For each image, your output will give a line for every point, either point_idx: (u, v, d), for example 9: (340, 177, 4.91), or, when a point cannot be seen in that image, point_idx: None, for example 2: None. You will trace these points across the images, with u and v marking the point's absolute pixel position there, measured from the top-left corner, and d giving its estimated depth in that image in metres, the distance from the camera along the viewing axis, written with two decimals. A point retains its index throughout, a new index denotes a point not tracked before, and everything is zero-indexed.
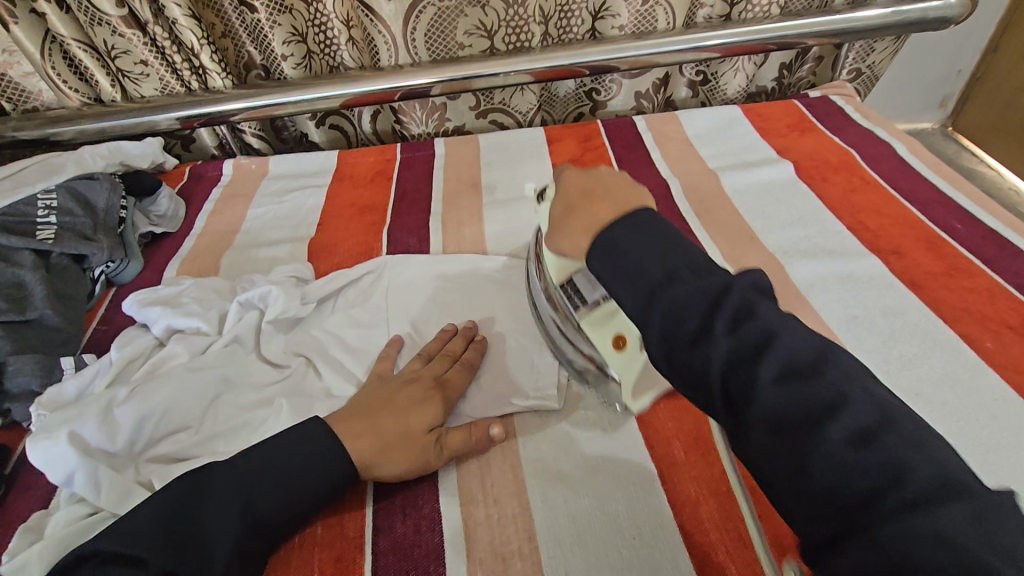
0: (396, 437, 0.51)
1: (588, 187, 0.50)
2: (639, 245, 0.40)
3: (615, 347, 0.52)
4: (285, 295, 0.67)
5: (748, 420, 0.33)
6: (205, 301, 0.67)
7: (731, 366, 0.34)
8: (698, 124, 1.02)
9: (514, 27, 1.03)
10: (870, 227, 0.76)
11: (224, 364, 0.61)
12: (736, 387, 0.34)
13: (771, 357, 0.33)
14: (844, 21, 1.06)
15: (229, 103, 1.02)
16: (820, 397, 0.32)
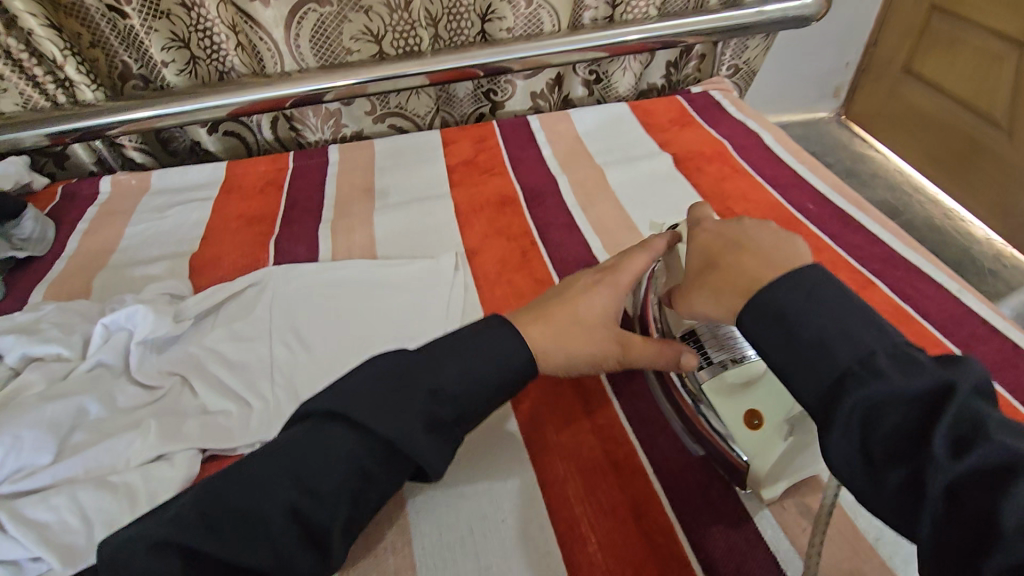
0: (570, 324, 0.54)
1: (723, 247, 0.50)
2: (834, 326, 0.40)
3: (752, 424, 0.49)
4: (155, 314, 0.64)
5: (893, 477, 0.35)
6: (67, 325, 0.64)
7: (893, 426, 0.35)
8: (587, 121, 1.07)
9: (400, 32, 1.03)
10: (736, 212, 0.82)
11: (88, 389, 0.59)
12: (889, 450, 0.35)
13: (941, 422, 0.34)
14: (718, 22, 1.14)
15: (104, 116, 0.97)
16: (973, 458, 0.32)
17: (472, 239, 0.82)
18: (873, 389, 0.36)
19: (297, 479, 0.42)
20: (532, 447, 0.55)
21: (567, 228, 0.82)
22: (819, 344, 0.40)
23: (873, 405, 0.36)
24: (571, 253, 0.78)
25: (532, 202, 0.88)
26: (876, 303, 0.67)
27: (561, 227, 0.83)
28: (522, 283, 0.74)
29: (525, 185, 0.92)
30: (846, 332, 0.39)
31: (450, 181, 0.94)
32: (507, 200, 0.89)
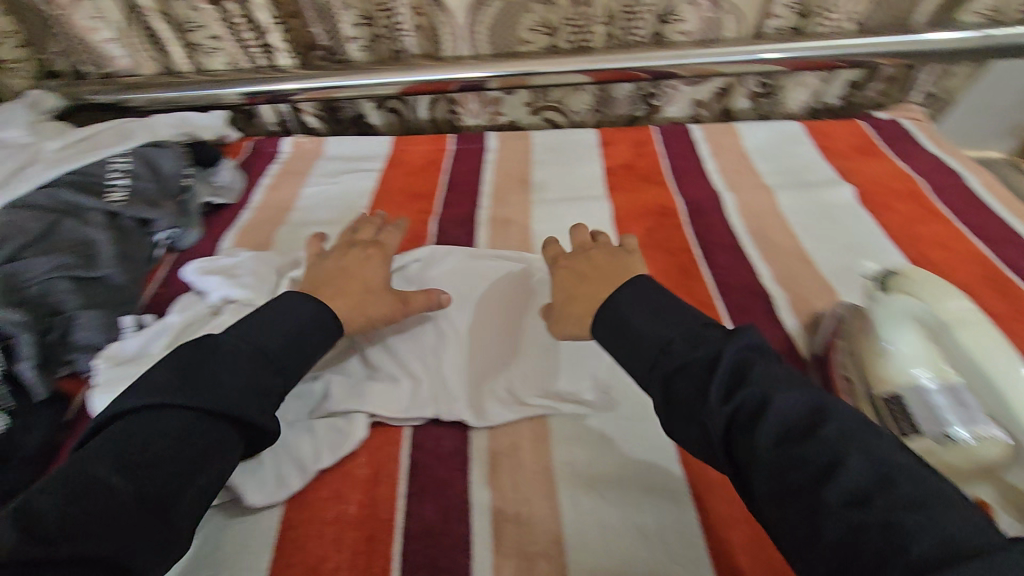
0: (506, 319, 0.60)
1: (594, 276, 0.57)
2: (645, 318, 0.49)
3: None
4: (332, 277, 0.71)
5: (692, 432, 0.42)
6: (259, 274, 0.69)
7: (687, 392, 0.42)
8: (757, 137, 1.00)
9: (577, 27, 1.03)
10: (933, 261, 0.74)
11: None
12: (690, 413, 0.41)
13: (718, 380, 0.41)
14: (925, 42, 1.01)
15: (290, 82, 1.04)
16: (755, 419, 0.38)
17: None
18: (681, 372, 0.43)
19: (123, 466, 0.42)
20: (693, 482, 0.53)
21: (732, 250, 0.77)
22: (664, 339, 0.46)
23: (688, 373, 0.43)
24: (737, 278, 0.73)
25: (694, 217, 0.84)
26: None
27: (725, 248, 0.78)
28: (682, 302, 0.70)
29: (686, 197, 0.88)
30: (684, 332, 0.46)
31: (607, 184, 0.92)
32: (666, 211, 0.85)
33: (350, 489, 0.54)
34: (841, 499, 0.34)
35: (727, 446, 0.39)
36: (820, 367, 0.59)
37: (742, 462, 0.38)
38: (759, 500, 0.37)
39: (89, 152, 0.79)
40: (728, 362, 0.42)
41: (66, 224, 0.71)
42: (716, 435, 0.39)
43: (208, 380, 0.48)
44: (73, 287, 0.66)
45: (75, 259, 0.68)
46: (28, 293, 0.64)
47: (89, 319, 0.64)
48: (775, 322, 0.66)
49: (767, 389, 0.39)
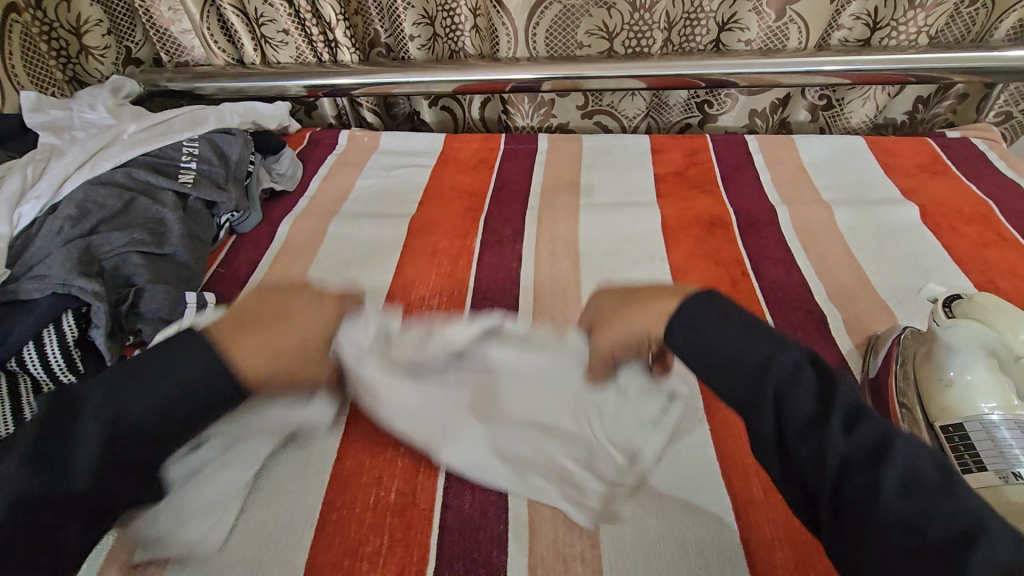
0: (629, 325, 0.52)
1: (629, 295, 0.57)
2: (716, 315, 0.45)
3: None
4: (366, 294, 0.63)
5: (799, 457, 0.38)
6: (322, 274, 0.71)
7: (798, 411, 0.39)
8: (816, 151, 0.97)
9: (636, 32, 1.02)
10: (1002, 289, 0.70)
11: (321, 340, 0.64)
12: (801, 432, 0.38)
13: (839, 408, 0.39)
14: (1005, 59, 0.96)
15: (350, 76, 1.07)
16: (874, 454, 0.36)
17: (678, 256, 0.78)
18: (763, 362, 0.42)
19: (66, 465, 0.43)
20: (736, 498, 0.52)
21: (784, 264, 0.76)
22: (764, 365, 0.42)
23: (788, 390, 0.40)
24: (790, 294, 0.71)
25: (746, 229, 0.82)
26: None
27: (777, 263, 0.76)
28: None
29: (739, 209, 0.86)
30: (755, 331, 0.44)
31: (657, 191, 0.91)
32: (717, 221, 0.84)
33: (391, 474, 0.55)
34: (899, 494, 0.35)
35: (835, 478, 0.36)
36: (874, 393, 0.56)
37: (844, 498, 0.36)
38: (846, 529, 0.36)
39: (164, 135, 0.84)
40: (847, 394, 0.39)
41: (140, 203, 0.75)
42: (830, 465, 0.37)
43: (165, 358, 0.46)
44: (143, 262, 0.70)
45: (148, 236, 0.72)
46: (104, 266, 0.68)
47: (155, 293, 0.67)
48: (828, 342, 0.65)
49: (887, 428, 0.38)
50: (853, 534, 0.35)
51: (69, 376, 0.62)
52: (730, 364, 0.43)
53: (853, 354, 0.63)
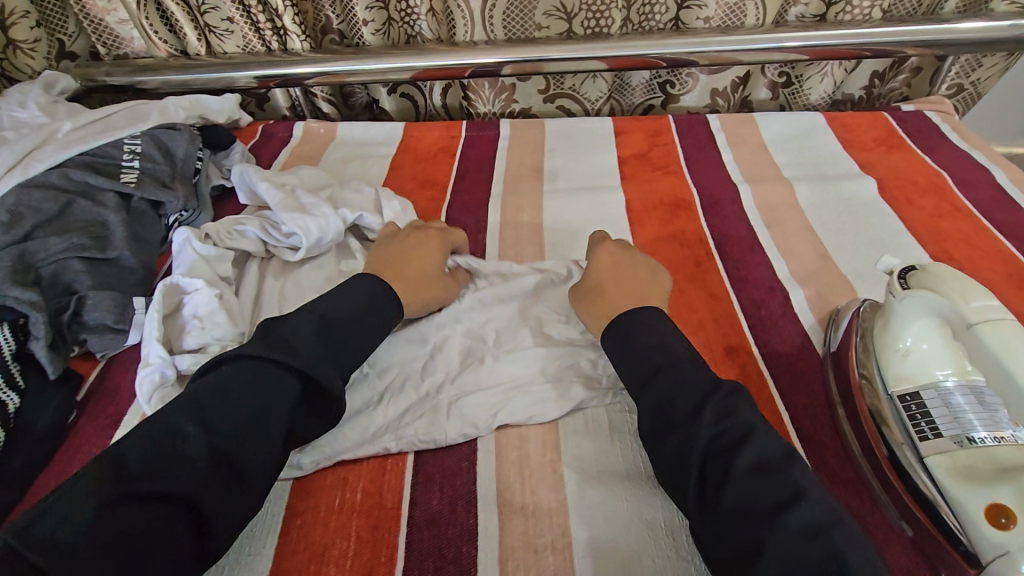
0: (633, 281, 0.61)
1: (622, 276, 0.61)
2: (638, 342, 0.54)
3: (995, 523, 0.41)
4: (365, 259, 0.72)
5: (665, 448, 0.47)
6: (299, 221, 0.70)
7: (677, 408, 0.48)
8: (776, 128, 0.98)
9: (594, 12, 1.01)
10: (956, 258, 0.71)
11: None
12: (674, 426, 0.47)
13: (711, 407, 0.47)
14: (954, 32, 0.98)
15: (302, 65, 1.03)
16: (736, 449, 0.44)
17: (642, 239, 0.78)
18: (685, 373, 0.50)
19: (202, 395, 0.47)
20: None
21: (747, 243, 0.76)
22: (661, 367, 0.51)
23: (660, 398, 0.49)
24: (753, 272, 0.72)
25: (710, 209, 0.82)
26: None
27: (740, 242, 0.76)
28: (696, 296, 0.69)
29: (702, 188, 0.86)
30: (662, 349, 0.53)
31: (621, 174, 0.90)
32: (681, 202, 0.84)
33: (354, 475, 0.54)
34: (801, 526, 0.39)
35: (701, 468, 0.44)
36: (836, 367, 0.57)
37: (711, 479, 0.44)
38: (706, 515, 0.43)
39: (102, 132, 0.79)
40: (721, 402, 0.47)
41: (79, 206, 0.71)
42: (695, 452, 0.45)
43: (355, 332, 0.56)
44: (84, 268, 0.66)
45: (88, 240, 0.68)
46: (42, 273, 0.65)
47: (99, 300, 0.64)
48: (790, 318, 0.65)
49: (753, 426, 0.45)
50: (712, 525, 0.42)
51: (10, 392, 0.57)
52: (643, 364, 0.52)
53: (815, 328, 0.64)
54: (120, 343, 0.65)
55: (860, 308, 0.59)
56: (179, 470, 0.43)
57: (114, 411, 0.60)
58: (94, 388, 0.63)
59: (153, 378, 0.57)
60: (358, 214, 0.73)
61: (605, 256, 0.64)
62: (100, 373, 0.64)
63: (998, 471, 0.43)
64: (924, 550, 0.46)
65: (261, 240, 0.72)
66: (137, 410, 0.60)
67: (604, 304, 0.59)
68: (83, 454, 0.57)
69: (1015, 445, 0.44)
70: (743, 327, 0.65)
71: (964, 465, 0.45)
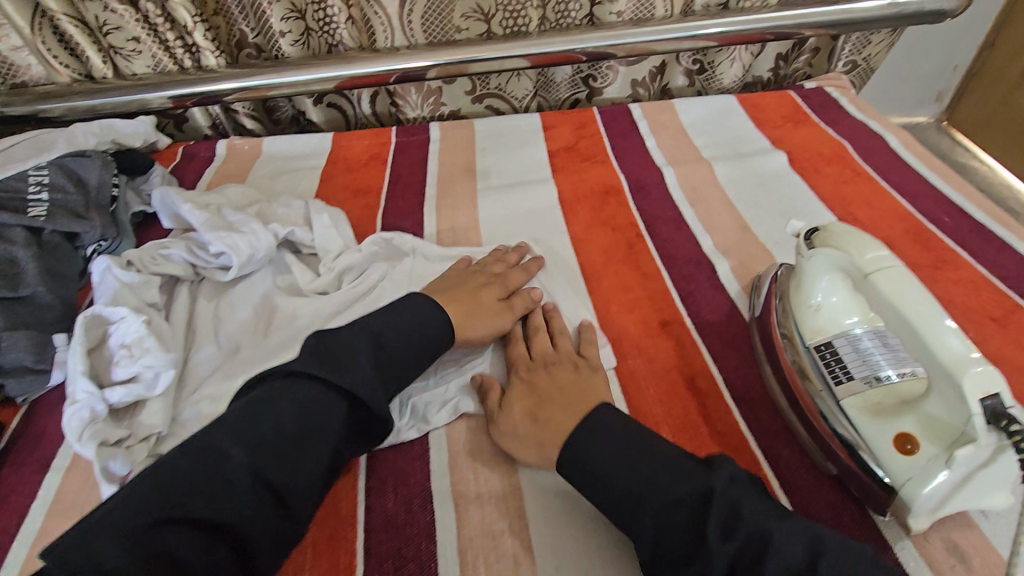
0: (558, 397, 0.54)
1: (542, 394, 0.55)
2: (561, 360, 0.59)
3: (902, 451, 0.46)
4: (299, 272, 0.71)
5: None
6: (229, 241, 0.68)
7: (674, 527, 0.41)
8: (693, 112, 1.03)
9: (512, 11, 1.02)
10: (860, 219, 0.78)
11: (245, 335, 0.66)
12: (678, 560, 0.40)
13: (715, 521, 0.40)
14: (842, 13, 1.06)
15: (221, 82, 1.00)
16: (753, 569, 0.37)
17: (576, 227, 0.80)
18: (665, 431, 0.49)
19: (168, 494, 0.42)
20: None
21: (674, 223, 0.80)
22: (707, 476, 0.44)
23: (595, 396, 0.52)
24: (681, 249, 0.75)
25: (637, 194, 0.85)
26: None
27: (667, 222, 0.80)
28: (631, 276, 0.72)
29: (628, 175, 0.89)
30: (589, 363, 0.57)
31: (552, 167, 0.93)
32: (610, 189, 0.87)
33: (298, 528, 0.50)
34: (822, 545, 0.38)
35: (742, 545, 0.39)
36: (761, 328, 0.61)
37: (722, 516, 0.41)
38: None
39: (3, 165, 0.74)
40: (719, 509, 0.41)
41: None
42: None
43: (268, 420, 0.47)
44: None
45: None
46: None
47: (14, 341, 0.60)
48: (717, 288, 0.69)
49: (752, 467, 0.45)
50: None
51: None
52: (635, 490, 0.44)
53: (739, 295, 0.68)
54: (43, 385, 0.61)
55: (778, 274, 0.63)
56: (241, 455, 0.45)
57: (41, 456, 0.57)
58: (17, 435, 0.59)
59: (81, 414, 0.54)
60: (290, 229, 0.72)
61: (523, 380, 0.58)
62: (23, 419, 0.60)
63: (900, 403, 0.48)
64: (847, 486, 0.50)
65: (189, 263, 0.70)
66: (68, 450, 0.57)
67: (539, 433, 0.52)
68: (11, 504, 0.53)
69: (914, 379, 0.48)
70: (675, 301, 0.68)
71: (875, 399, 0.49)
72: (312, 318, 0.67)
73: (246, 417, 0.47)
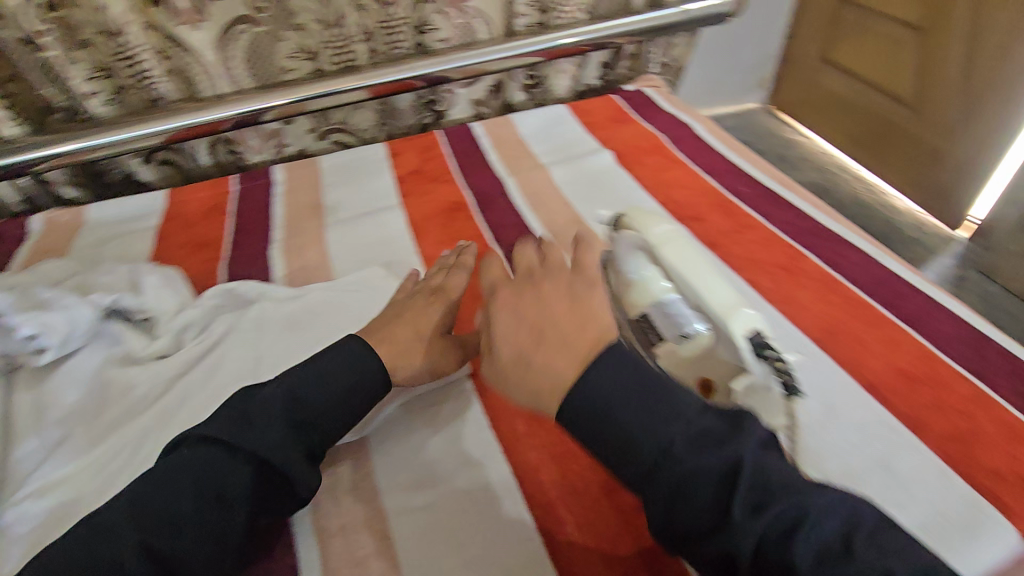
0: (572, 322, 0.46)
1: (536, 325, 0.47)
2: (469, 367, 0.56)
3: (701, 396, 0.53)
4: (133, 341, 0.67)
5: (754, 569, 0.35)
6: (45, 321, 0.62)
7: (698, 500, 0.37)
8: (529, 123, 1.10)
9: (338, 48, 1.03)
10: (676, 200, 0.87)
11: (73, 419, 0.61)
12: (706, 533, 0.36)
13: (746, 497, 0.36)
14: (643, 21, 1.19)
15: (29, 153, 0.92)
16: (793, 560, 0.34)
17: (427, 246, 0.83)
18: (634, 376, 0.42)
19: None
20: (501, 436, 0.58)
21: (517, 228, 0.85)
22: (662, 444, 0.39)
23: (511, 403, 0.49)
24: (525, 251, 0.80)
25: (483, 206, 0.90)
26: (806, 271, 0.72)
27: (511, 227, 0.85)
28: (480, 284, 0.76)
29: (473, 189, 0.94)
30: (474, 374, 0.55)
31: (400, 192, 0.94)
32: (457, 205, 0.90)
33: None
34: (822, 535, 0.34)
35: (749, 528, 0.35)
36: None
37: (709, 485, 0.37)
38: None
39: None
40: (745, 495, 0.36)
41: None
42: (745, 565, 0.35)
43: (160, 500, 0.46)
44: None
45: None
46: None
47: None
48: None
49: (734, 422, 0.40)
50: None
51: None
52: (626, 448, 0.40)
53: None
54: None
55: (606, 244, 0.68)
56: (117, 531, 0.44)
57: None
58: None
59: None
60: (114, 297, 0.67)
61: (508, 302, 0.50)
62: None
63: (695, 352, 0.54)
64: None
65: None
66: None
67: (534, 363, 0.45)
68: None
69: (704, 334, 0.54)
70: None
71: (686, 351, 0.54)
72: (150, 385, 0.63)
73: (140, 493, 0.46)
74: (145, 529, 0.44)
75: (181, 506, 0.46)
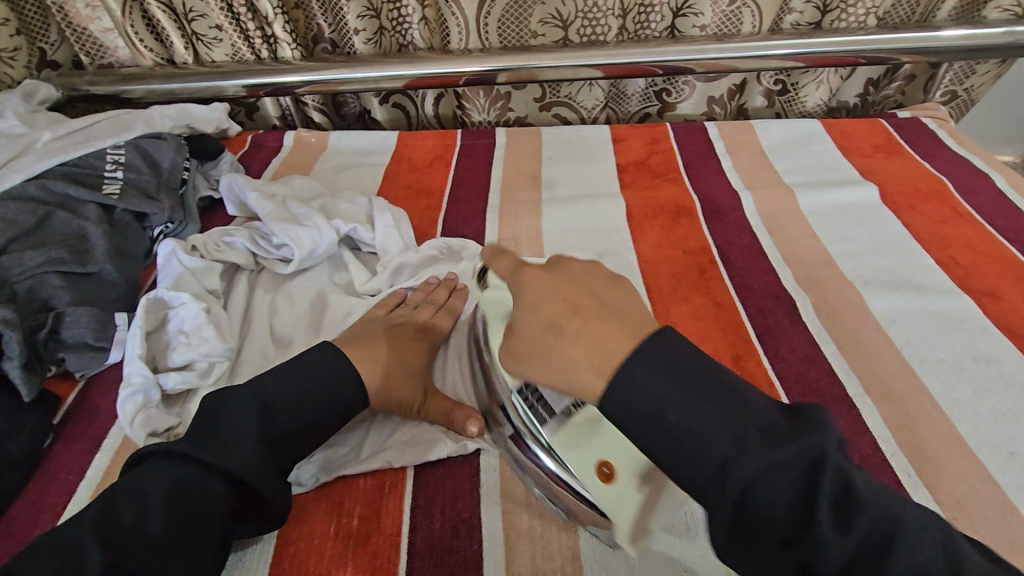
0: (595, 324, 0.41)
1: (575, 300, 0.43)
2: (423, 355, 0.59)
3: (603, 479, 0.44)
4: (357, 269, 0.70)
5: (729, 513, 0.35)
6: (294, 234, 0.67)
7: (621, 346, 0.39)
8: (774, 134, 0.96)
9: (590, 19, 0.99)
10: (963, 264, 0.70)
11: (298, 331, 0.64)
12: (673, 422, 0.37)
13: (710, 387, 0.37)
14: (951, 40, 0.97)
15: (292, 74, 1.00)
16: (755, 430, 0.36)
17: (646, 247, 0.76)
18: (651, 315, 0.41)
19: (184, 444, 0.45)
20: None
21: (751, 251, 0.75)
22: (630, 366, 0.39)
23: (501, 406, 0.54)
24: (759, 280, 0.70)
25: (711, 217, 0.80)
26: None
27: (744, 249, 0.75)
28: (703, 305, 0.67)
29: (702, 195, 0.85)
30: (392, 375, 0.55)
31: (621, 182, 0.89)
32: (682, 209, 0.82)
33: (291, 558, 0.47)
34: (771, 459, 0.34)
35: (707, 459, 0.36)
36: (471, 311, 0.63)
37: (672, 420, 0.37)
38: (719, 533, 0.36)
39: (85, 142, 0.76)
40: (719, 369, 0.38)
41: (58, 218, 0.68)
42: (703, 446, 0.36)
43: (222, 436, 0.47)
44: (62, 282, 0.63)
45: (67, 254, 0.65)
46: (18, 289, 0.62)
47: (78, 316, 0.61)
48: (798, 326, 0.64)
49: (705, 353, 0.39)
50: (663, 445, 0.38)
51: None
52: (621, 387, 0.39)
53: (825, 338, 0.63)
54: (100, 362, 0.61)
55: (437, 278, 0.69)
56: (235, 434, 0.47)
57: (93, 434, 0.56)
58: (73, 410, 0.59)
59: (136, 399, 0.54)
60: (352, 226, 0.70)
61: (553, 276, 0.45)
62: (79, 394, 0.60)
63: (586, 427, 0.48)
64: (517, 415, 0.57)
65: (250, 251, 0.69)
66: (119, 431, 0.56)
67: (576, 343, 0.41)
68: (59, 481, 0.53)
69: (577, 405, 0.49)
70: (752, 337, 0.64)
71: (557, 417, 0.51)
72: None
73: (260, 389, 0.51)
74: (238, 428, 0.47)
75: (246, 447, 0.46)
